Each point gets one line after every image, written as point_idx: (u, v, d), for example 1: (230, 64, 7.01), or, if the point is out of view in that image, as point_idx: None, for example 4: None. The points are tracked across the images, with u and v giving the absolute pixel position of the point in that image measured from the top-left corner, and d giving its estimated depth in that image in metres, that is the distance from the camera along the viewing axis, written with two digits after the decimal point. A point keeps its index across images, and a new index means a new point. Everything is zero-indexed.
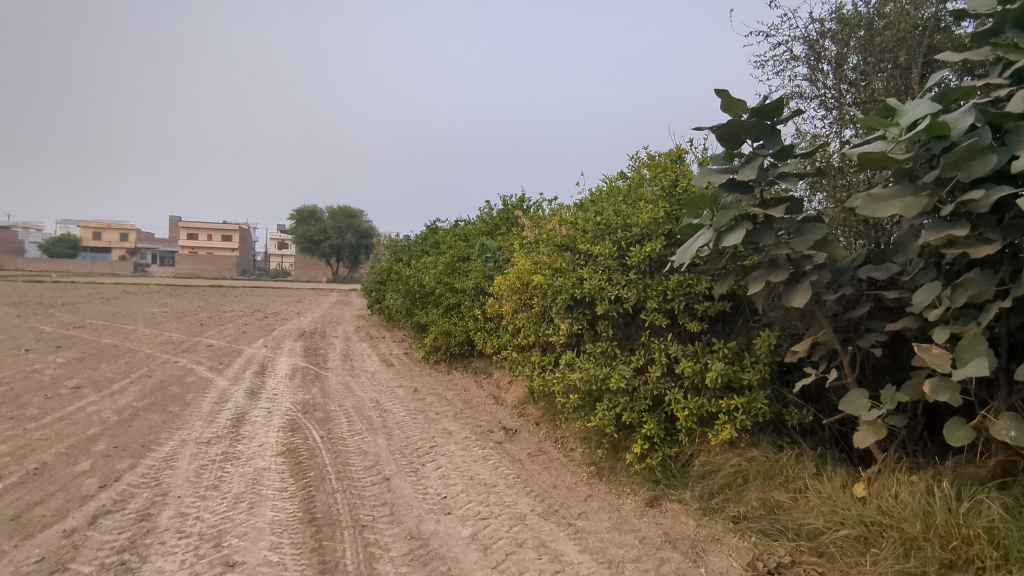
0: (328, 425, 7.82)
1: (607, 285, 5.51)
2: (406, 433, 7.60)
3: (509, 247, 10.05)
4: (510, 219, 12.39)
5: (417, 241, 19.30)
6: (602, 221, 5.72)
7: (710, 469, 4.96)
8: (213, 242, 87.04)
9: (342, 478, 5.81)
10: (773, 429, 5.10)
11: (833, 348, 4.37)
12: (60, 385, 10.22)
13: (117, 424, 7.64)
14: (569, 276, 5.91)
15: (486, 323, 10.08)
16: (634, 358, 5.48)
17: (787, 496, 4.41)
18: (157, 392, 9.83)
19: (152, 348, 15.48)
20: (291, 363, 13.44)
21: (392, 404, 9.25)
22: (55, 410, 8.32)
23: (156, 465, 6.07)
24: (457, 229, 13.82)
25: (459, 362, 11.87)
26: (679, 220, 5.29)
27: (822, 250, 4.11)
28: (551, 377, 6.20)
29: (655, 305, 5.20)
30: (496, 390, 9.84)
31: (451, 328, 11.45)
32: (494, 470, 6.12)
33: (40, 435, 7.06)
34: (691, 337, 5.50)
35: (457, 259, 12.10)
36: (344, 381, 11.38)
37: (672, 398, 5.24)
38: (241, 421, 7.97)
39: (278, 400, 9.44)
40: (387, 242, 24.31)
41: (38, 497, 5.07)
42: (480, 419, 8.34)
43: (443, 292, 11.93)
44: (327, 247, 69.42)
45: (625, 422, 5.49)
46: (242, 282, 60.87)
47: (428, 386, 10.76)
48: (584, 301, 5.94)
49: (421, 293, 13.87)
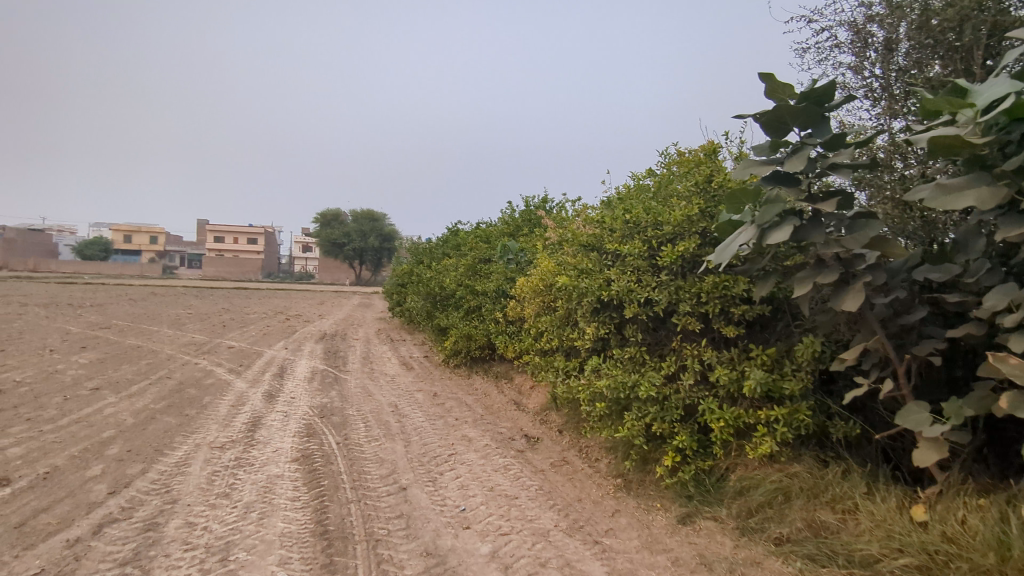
0: (345, 431, 7.60)
1: (636, 286, 5.19)
2: (424, 440, 7.35)
3: (532, 248, 9.75)
4: (532, 220, 12.09)
5: (438, 243, 19.12)
6: (631, 219, 5.41)
7: (747, 485, 4.60)
8: (238, 244, 88.24)
9: (356, 487, 5.56)
10: (816, 442, 4.73)
11: (886, 356, 4.00)
12: (80, 386, 10.19)
13: (132, 427, 7.53)
14: (596, 277, 5.59)
15: (507, 326, 9.80)
16: (664, 364, 5.16)
17: (835, 517, 4.04)
18: (175, 394, 9.74)
19: (174, 349, 15.50)
20: (310, 366, 13.31)
21: (411, 409, 9.02)
22: (72, 411, 8.24)
23: (167, 471, 5.90)
24: (478, 231, 13.58)
25: (480, 367, 11.61)
26: (714, 219, 4.96)
27: (876, 249, 3.76)
28: (576, 384, 5.90)
29: (688, 308, 4.88)
30: (518, 396, 9.55)
31: (472, 332, 11.19)
32: (516, 481, 5.83)
33: (54, 438, 6.96)
34: (725, 343, 5.16)
35: (478, 261, 11.85)
36: (363, 384, 11.20)
37: (706, 408, 4.91)
38: (257, 425, 7.80)
39: (295, 403, 9.28)
40: (408, 244, 24.19)
41: (44, 503, 4.91)
42: (500, 425, 8.05)
43: (463, 294, 11.69)
44: (350, 250, 69.90)
45: (655, 432, 5.16)
46: (267, 284, 61.56)
47: (448, 390, 10.52)
48: (611, 305, 5.62)
49: (442, 295, 13.65)
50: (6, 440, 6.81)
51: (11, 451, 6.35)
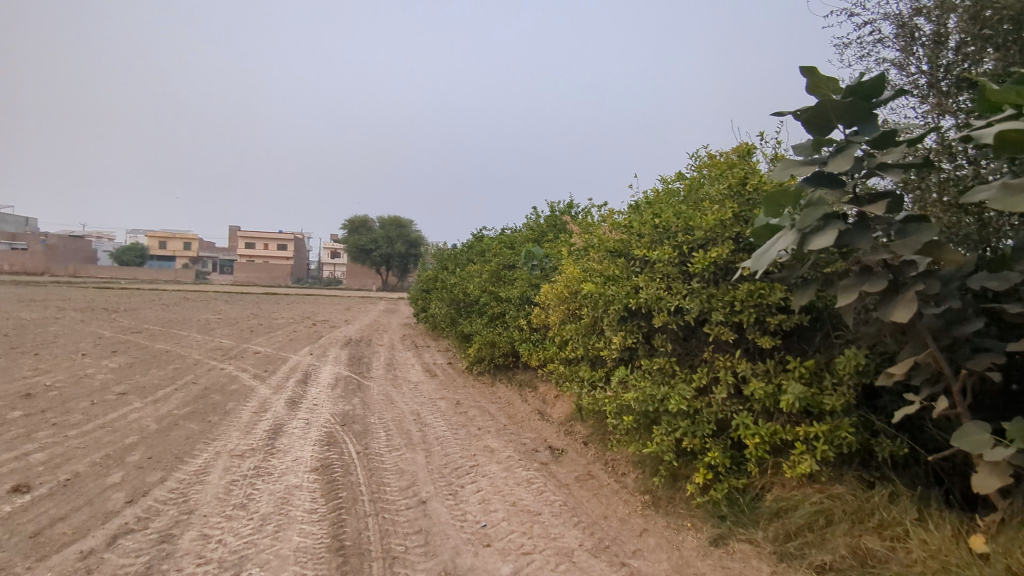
0: (366, 440, 7.48)
1: (666, 294, 4.96)
2: (445, 450, 7.18)
3: (557, 254, 9.55)
4: (557, 225, 11.89)
5: (462, 249, 19.04)
6: (661, 223, 5.18)
7: (785, 506, 4.32)
8: (268, 250, 89.69)
9: (375, 500, 5.41)
10: (859, 462, 4.43)
11: (940, 370, 3.70)
12: (108, 390, 10.29)
13: (155, 433, 7.52)
14: (623, 284, 5.36)
15: (531, 334, 9.61)
16: (695, 376, 4.91)
17: (883, 544, 3.75)
18: (199, 400, 9.75)
19: (202, 354, 15.66)
20: (334, 372, 13.29)
21: (433, 418, 8.87)
22: (97, 416, 8.28)
23: (186, 479, 5.83)
24: (503, 237, 13.42)
25: (504, 374, 11.42)
26: (749, 223, 4.71)
27: (929, 255, 3.47)
28: (602, 396, 5.67)
29: (721, 318, 4.63)
30: (542, 405, 9.33)
31: (496, 339, 11.02)
32: (539, 496, 5.62)
33: (78, 443, 6.97)
34: (760, 355, 4.89)
35: (502, 267, 11.69)
36: (386, 391, 11.10)
37: (740, 423, 4.64)
38: (278, 433, 7.72)
39: (317, 410, 9.20)
40: (433, 250, 24.17)
41: (62, 512, 4.87)
42: (524, 436, 7.85)
43: (487, 301, 11.53)
44: (377, 256, 70.48)
45: (686, 448, 4.91)
46: (295, 289, 62.36)
47: (471, 399, 10.35)
48: (639, 313, 5.38)
49: (466, 302, 13.52)
50: (32, 445, 6.85)
51: (35, 457, 6.37)
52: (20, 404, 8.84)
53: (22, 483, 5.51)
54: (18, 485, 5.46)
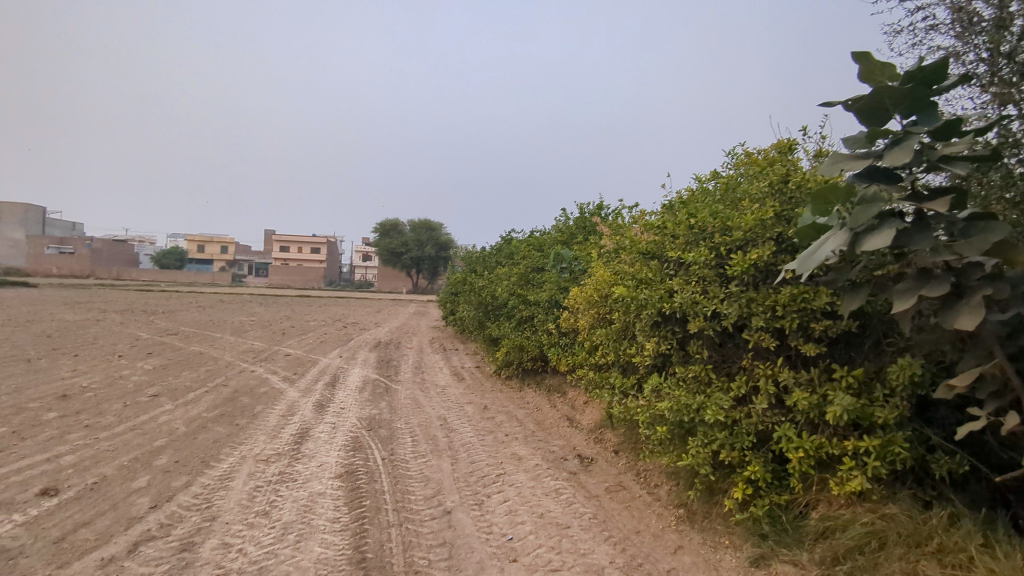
0: (391, 445, 7.36)
1: (702, 298, 4.70)
2: (472, 457, 7.02)
3: (587, 257, 9.31)
4: (587, 227, 11.64)
5: (491, 252, 18.89)
6: (697, 224, 4.94)
7: (832, 526, 4.04)
8: (301, 253, 91.14)
9: (399, 510, 5.27)
10: (914, 479, 4.12)
11: (1008, 383, 3.37)
12: (141, 392, 10.42)
13: (183, 437, 7.54)
14: (656, 288, 5.11)
15: (560, 339, 9.38)
16: (733, 385, 4.64)
17: (944, 571, 3.44)
18: (228, 402, 9.79)
19: (234, 356, 15.83)
20: (362, 375, 13.26)
21: (460, 423, 8.72)
22: (129, 418, 8.36)
23: (211, 485, 5.78)
24: (531, 239, 13.22)
25: (532, 379, 11.22)
26: (791, 223, 4.44)
27: (997, 256, 3.17)
28: (634, 405, 5.43)
29: (762, 323, 4.37)
30: (571, 411, 9.10)
31: (524, 343, 10.82)
32: (568, 507, 5.40)
33: (108, 446, 7.01)
34: (804, 363, 4.60)
35: (531, 270, 11.49)
36: (413, 395, 11.00)
37: (782, 436, 4.36)
38: (304, 437, 7.66)
39: (344, 414, 9.14)
40: (462, 253, 24.11)
41: (86, 517, 4.84)
42: (552, 443, 7.64)
43: (516, 304, 11.35)
44: (407, 259, 71.00)
45: (723, 461, 4.64)
46: (327, 292, 63.16)
47: (499, 404, 10.17)
48: (672, 318, 5.11)
49: (494, 305, 13.36)
50: (64, 446, 6.91)
51: (65, 459, 6.41)
52: (56, 406, 8.99)
53: (50, 486, 5.52)
54: (46, 488, 5.47)
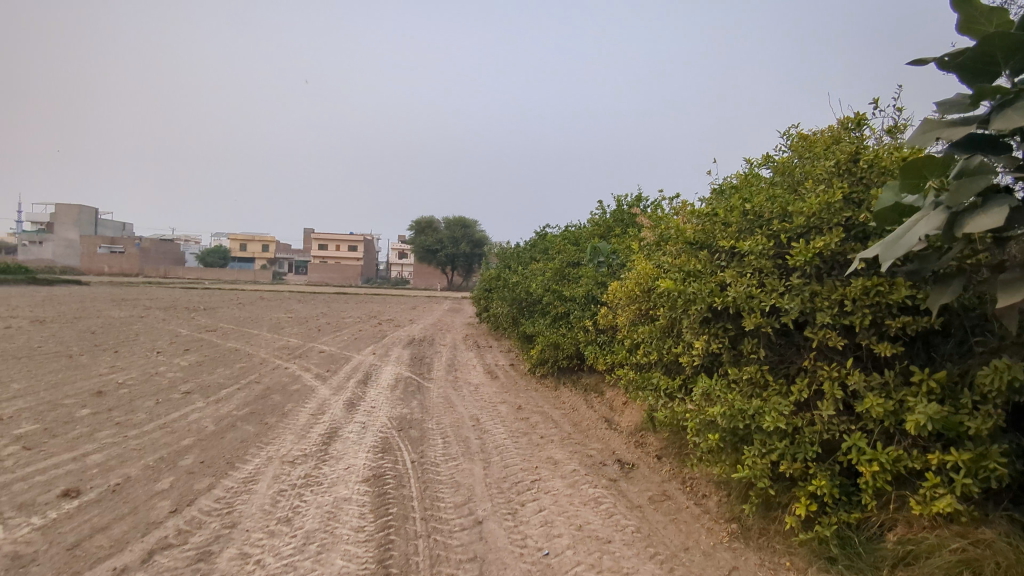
0: (421, 447, 7.06)
1: (758, 292, 4.23)
2: (505, 461, 6.66)
3: (626, 250, 8.84)
4: (625, 219, 11.14)
5: (525, 248, 18.51)
6: (752, 210, 4.46)
7: (914, 551, 3.53)
8: (339, 251, 92.34)
9: (427, 519, 4.94)
10: (1010, 499, 3.58)
11: None
12: (174, 389, 10.39)
13: (211, 436, 7.38)
14: (706, 280, 4.64)
15: (598, 336, 8.95)
16: (794, 388, 4.17)
17: None
18: (259, 400, 9.67)
19: (269, 353, 15.84)
20: (394, 372, 13.05)
21: (493, 424, 8.37)
22: (160, 416, 8.27)
23: (235, 487, 5.57)
24: (566, 234, 12.78)
25: (568, 378, 10.80)
26: (863, 207, 3.93)
27: None
28: (680, 409, 4.98)
29: (827, 320, 3.89)
30: (609, 413, 8.66)
31: (560, 340, 10.41)
32: (608, 519, 4.99)
33: (136, 445, 6.90)
34: (876, 364, 4.09)
35: (566, 265, 11.06)
36: (445, 394, 10.71)
37: (852, 446, 3.87)
38: (333, 437, 7.43)
39: (374, 413, 8.90)
40: (496, 249, 23.78)
41: (104, 522, 4.67)
42: (590, 447, 7.22)
43: (550, 300, 10.95)
44: (442, 256, 71.18)
45: (783, 473, 4.16)
46: (363, 289, 63.79)
47: (533, 403, 9.80)
48: (724, 314, 4.64)
49: (529, 301, 12.97)
50: (92, 445, 6.82)
51: (92, 458, 6.30)
52: (90, 403, 8.99)
53: (73, 487, 5.39)
54: (69, 489, 5.34)
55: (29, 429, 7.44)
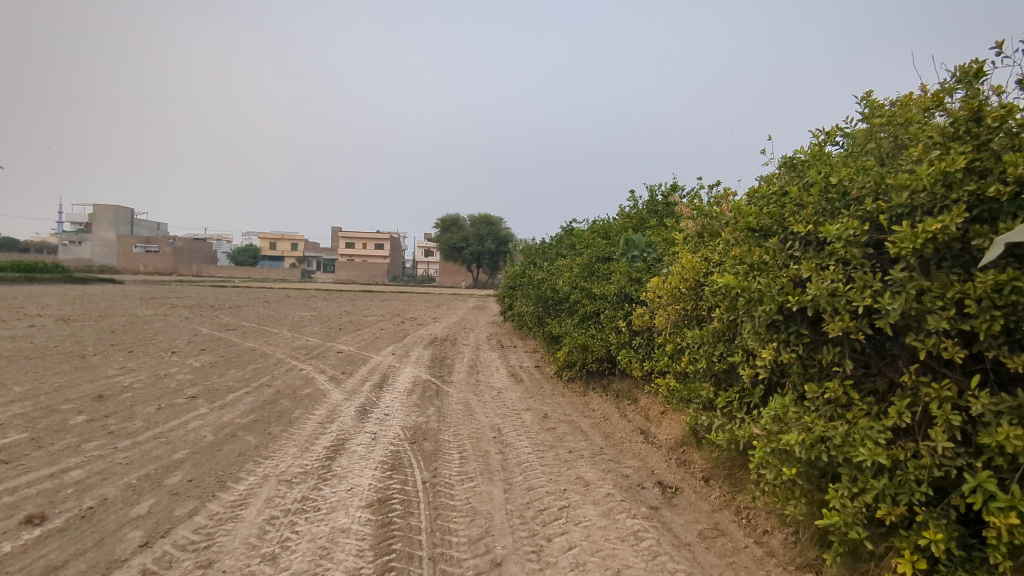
0: (435, 463, 6.31)
1: (846, 289, 3.36)
2: (529, 482, 5.86)
3: (664, 243, 7.96)
4: (660, 211, 10.22)
5: (551, 244, 17.69)
6: (837, 187, 3.58)
7: None
8: (364, 248, 92.30)
9: (435, 559, 4.18)
10: None
11: None
12: (180, 393, 9.82)
13: (206, 448, 6.73)
14: (775, 275, 3.75)
15: (631, 338, 8.11)
16: (893, 412, 3.29)
17: None
18: (267, 406, 9.04)
19: (285, 353, 15.28)
20: (413, 374, 12.33)
21: (516, 436, 7.59)
22: (157, 424, 7.68)
23: (220, 513, 4.88)
24: (595, 227, 11.92)
25: (598, 383, 9.97)
26: (990, 178, 3.03)
27: None
28: (740, 431, 4.12)
29: (942, 325, 3.00)
30: (645, 423, 7.82)
31: (589, 342, 9.58)
32: (651, 563, 4.16)
33: (123, 458, 6.28)
34: (1002, 381, 3.19)
35: (595, 259, 10.21)
36: (466, 399, 9.97)
37: (976, 488, 2.98)
38: (340, 450, 6.73)
39: (388, 421, 8.19)
40: (522, 246, 22.96)
41: (60, 560, 4.01)
42: (626, 465, 6.40)
43: (579, 298, 10.12)
44: (468, 254, 70.72)
45: (879, 518, 3.29)
46: (388, 287, 63.61)
47: (560, 411, 8.99)
48: (797, 315, 3.76)
49: (555, 299, 12.15)
50: (76, 458, 6.22)
51: (72, 474, 5.69)
52: (88, 408, 8.45)
53: (38, 512, 4.76)
54: (33, 514, 4.71)
55: (15, 438, 6.88)
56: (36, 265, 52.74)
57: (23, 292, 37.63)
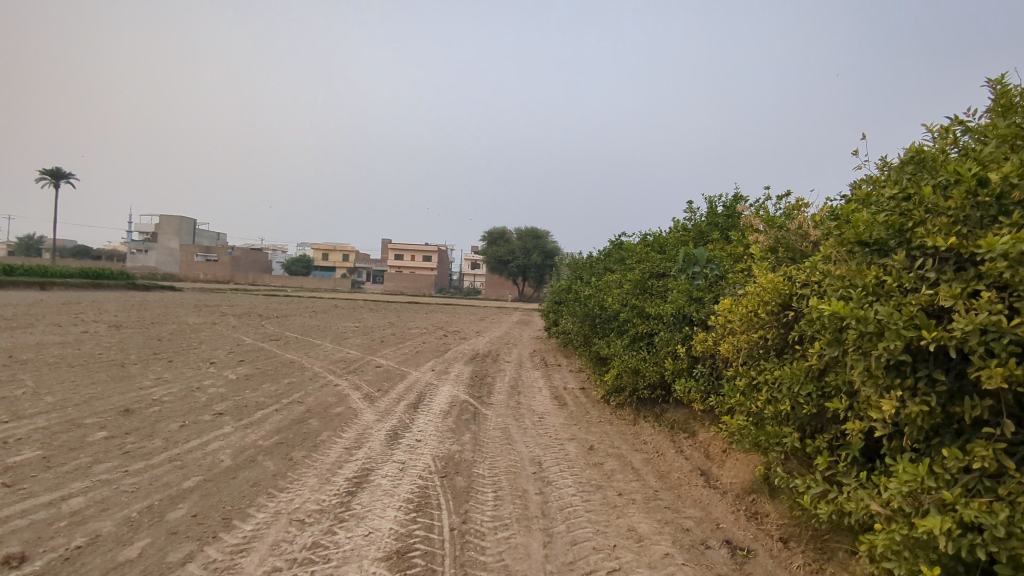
0: (466, 503, 5.58)
1: (1011, 326, 2.46)
2: (572, 534, 5.05)
3: (731, 259, 7.06)
4: (721, 223, 9.33)
5: (599, 258, 16.89)
6: (989, 192, 2.72)
7: None
8: (412, 260, 93.01)
9: None
10: None
11: None
12: (208, 408, 9.42)
13: (220, 476, 6.19)
14: (899, 302, 2.86)
15: (691, 365, 7.21)
16: None
17: None
18: (294, 426, 8.52)
19: (323, 366, 14.85)
20: (451, 394, 11.70)
21: (559, 471, 6.78)
22: (176, 445, 7.22)
23: (217, 561, 4.29)
24: (649, 240, 11.07)
25: (650, 412, 9.09)
26: None
27: None
28: (847, 501, 3.21)
29: None
30: (705, 463, 6.91)
31: (640, 366, 8.74)
32: None
33: (131, 484, 5.80)
34: None
35: (648, 276, 9.36)
36: (505, 424, 9.21)
37: None
38: (363, 483, 6.08)
39: (419, 448, 7.53)
40: (569, 260, 22.20)
41: None
42: (686, 515, 5.52)
43: (630, 318, 9.29)
44: (514, 268, 70.33)
45: None
46: (433, 299, 63.72)
47: (608, 442, 8.13)
48: (928, 355, 2.88)
49: (604, 317, 11.35)
50: (81, 483, 5.76)
51: (70, 504, 5.23)
52: (111, 423, 8.10)
53: (19, 554, 4.28)
54: (14, 556, 4.24)
55: (27, 456, 6.52)
56: (102, 271, 54.93)
57: (87, 298, 38.97)
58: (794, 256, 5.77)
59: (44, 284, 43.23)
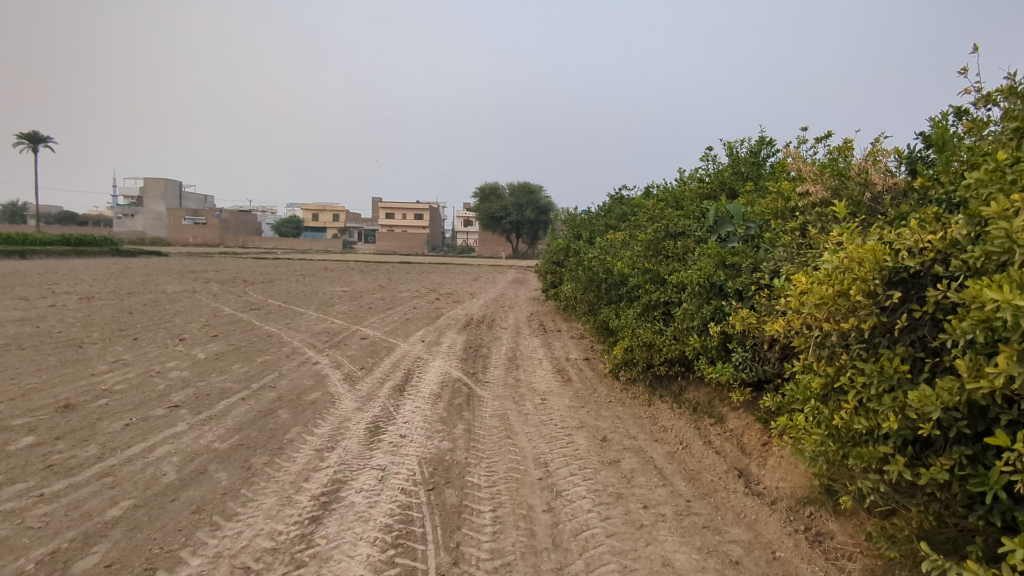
0: (458, 533, 4.46)
1: None
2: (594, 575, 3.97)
3: (771, 214, 5.83)
4: (745, 172, 8.08)
5: (599, 213, 15.61)
6: None
7: None
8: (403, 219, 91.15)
9: None
10: None
11: None
12: (165, 398, 8.26)
13: (156, 497, 5.05)
14: None
15: (723, 343, 6.09)
16: None
17: None
18: (261, 420, 7.36)
19: (304, 340, 13.64)
20: (442, 370, 10.58)
21: (570, 476, 5.67)
22: (114, 453, 6.06)
23: None
24: (658, 193, 9.83)
25: (666, 390, 7.99)
26: None
27: None
28: None
29: None
30: (741, 459, 5.84)
31: (655, 340, 7.62)
32: None
33: (41, 516, 4.66)
34: None
35: (662, 236, 8.14)
36: (503, 409, 8.11)
37: None
38: (331, 504, 4.94)
39: (403, 446, 6.41)
40: (566, 215, 20.88)
41: None
42: (731, 539, 4.43)
43: (642, 284, 8.11)
44: (508, 224, 68.85)
45: None
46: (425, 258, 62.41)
47: (622, 431, 7.02)
48: None
49: (608, 281, 10.20)
50: None
51: None
52: (44, 424, 6.92)
53: None
54: None
55: None
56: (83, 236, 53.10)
57: (66, 267, 37.25)
58: (864, 210, 4.55)
59: (23, 253, 41.40)
